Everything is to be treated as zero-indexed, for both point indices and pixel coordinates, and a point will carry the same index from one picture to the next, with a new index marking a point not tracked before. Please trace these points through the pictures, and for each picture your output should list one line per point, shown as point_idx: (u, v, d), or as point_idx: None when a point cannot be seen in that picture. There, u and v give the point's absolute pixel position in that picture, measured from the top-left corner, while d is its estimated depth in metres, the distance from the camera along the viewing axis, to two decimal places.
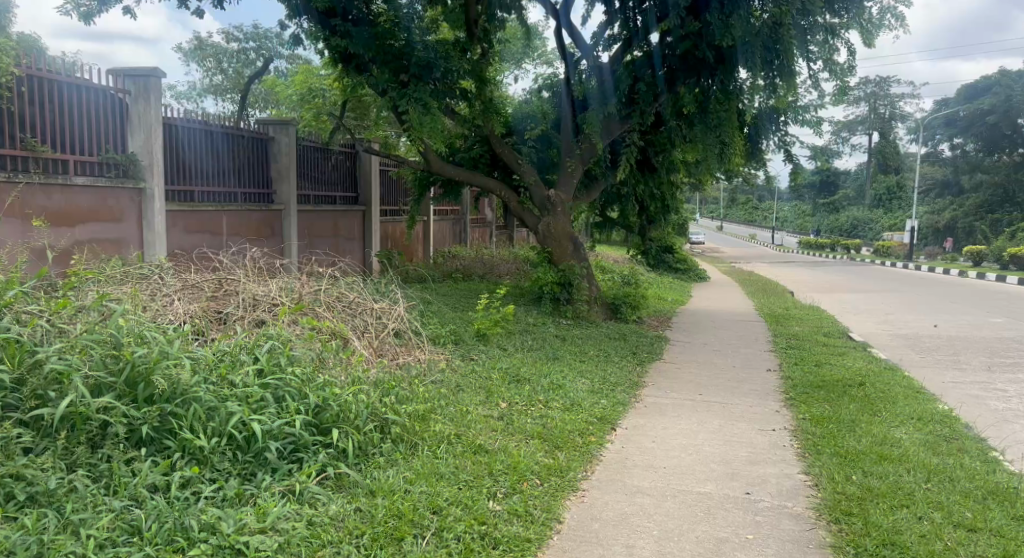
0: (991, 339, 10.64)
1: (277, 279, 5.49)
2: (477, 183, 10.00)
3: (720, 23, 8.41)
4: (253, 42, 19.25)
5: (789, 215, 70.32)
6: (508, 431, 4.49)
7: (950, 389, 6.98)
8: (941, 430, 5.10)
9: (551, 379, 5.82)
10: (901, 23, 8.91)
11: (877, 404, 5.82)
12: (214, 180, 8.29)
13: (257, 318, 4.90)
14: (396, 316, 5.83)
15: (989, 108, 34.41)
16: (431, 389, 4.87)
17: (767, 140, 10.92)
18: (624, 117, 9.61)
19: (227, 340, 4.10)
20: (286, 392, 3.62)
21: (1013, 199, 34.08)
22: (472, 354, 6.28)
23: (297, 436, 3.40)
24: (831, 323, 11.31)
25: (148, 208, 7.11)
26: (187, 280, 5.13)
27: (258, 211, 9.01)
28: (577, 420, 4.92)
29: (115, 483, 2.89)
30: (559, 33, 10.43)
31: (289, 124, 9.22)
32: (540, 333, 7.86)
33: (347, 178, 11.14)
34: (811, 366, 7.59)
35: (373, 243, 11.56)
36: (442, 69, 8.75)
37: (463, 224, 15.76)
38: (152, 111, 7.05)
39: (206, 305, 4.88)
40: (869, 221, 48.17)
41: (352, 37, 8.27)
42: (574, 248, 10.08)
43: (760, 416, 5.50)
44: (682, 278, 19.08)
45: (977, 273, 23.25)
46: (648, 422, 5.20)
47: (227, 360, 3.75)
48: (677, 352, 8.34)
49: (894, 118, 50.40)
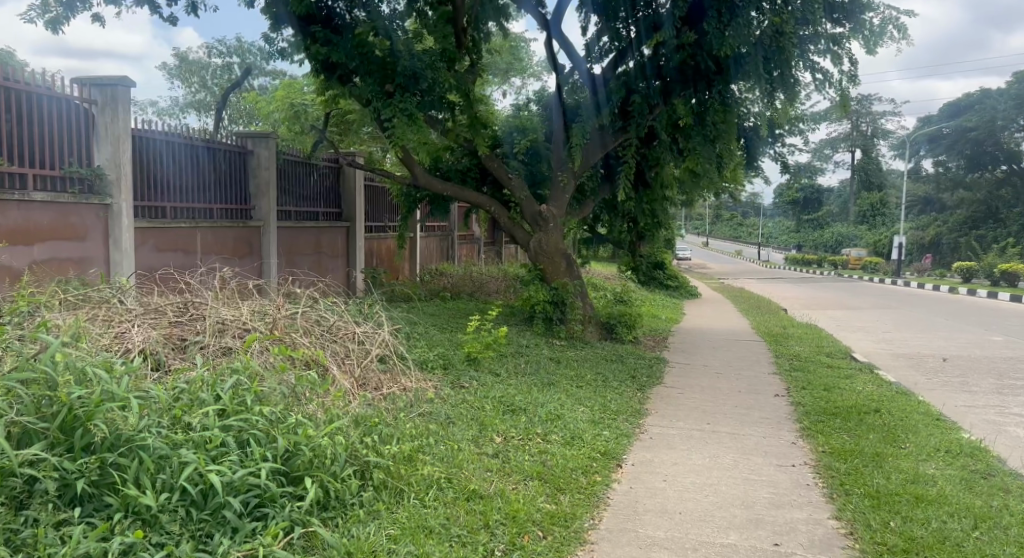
0: (996, 359, 10.30)
1: (249, 302, 5.03)
2: (465, 198, 9.57)
3: (717, 32, 8.08)
4: (233, 57, 18.85)
5: (775, 231, 70.42)
6: (504, 470, 4.04)
7: (966, 415, 6.58)
8: (974, 465, 4.70)
9: (549, 408, 5.36)
10: (904, 35, 8.60)
11: (899, 434, 5.41)
12: (189, 195, 7.80)
13: (223, 346, 4.41)
14: (380, 340, 5.40)
15: (973, 126, 34.51)
16: (419, 424, 4.40)
17: (763, 154, 10.60)
18: (616, 128, 9.32)
19: (187, 374, 3.61)
20: (252, 435, 3.12)
21: (996, 216, 34.00)
22: (462, 381, 5.82)
23: (262, 488, 2.92)
24: (831, 343, 10.95)
25: (115, 225, 6.63)
26: (149, 304, 4.67)
27: (235, 228, 8.52)
28: (579, 456, 4.47)
29: (38, 554, 2.41)
30: (549, 44, 10.09)
31: (270, 137, 8.77)
32: (535, 356, 7.42)
33: (330, 193, 10.69)
34: (821, 390, 7.19)
35: (357, 261, 11.10)
36: (430, 80, 8.23)
37: (450, 241, 15.34)
38: (121, 122, 6.57)
39: (168, 332, 4.40)
40: (855, 237, 48.19)
41: (334, 45, 7.93)
42: (567, 265, 9.66)
43: (776, 449, 5.07)
44: (673, 296, 18.72)
45: (968, 289, 22.97)
46: (656, 457, 4.76)
47: (186, 398, 3.26)
48: (677, 375, 7.93)
49: (877, 135, 50.50)
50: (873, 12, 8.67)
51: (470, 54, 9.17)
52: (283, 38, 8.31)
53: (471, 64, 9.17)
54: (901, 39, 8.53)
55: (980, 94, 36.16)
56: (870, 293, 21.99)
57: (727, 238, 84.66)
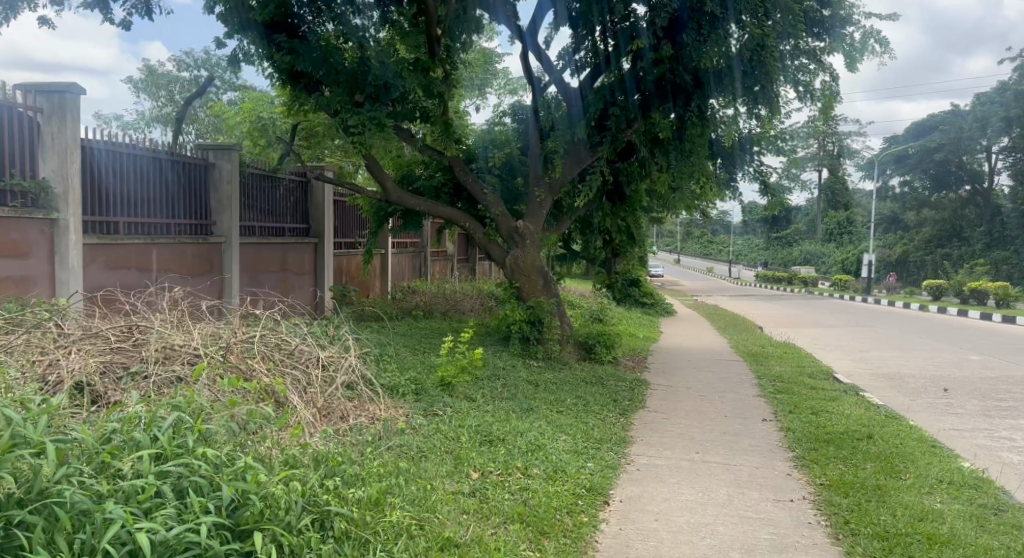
0: (976, 379, 10.14)
1: (202, 325, 4.61)
2: (439, 214, 9.19)
3: (696, 45, 7.85)
4: (200, 71, 18.39)
5: (744, 249, 70.88)
6: (481, 513, 3.66)
7: (957, 440, 6.34)
8: (981, 499, 4.43)
9: (529, 437, 4.98)
10: (886, 49, 8.46)
11: (897, 464, 5.12)
12: (145, 209, 7.33)
13: (170, 376, 3.98)
14: (346, 366, 5.00)
15: (937, 145, 35.04)
16: (388, 461, 4.00)
17: (741, 172, 10.25)
18: (592, 143, 8.92)
19: (121, 410, 3.18)
20: (192, 484, 2.67)
21: (961, 234, 34.60)
22: (435, 408, 5.43)
23: (203, 546, 2.46)
24: (812, 363, 10.73)
25: (61, 242, 6.17)
26: (90, 328, 4.25)
27: (195, 244, 8.04)
28: (563, 493, 4.09)
29: None
30: (525, 56, 9.81)
31: (232, 148, 8.31)
32: (511, 380, 7.04)
33: (297, 208, 10.27)
34: (809, 414, 6.91)
35: (325, 279, 10.67)
36: (401, 90, 7.90)
37: (422, 258, 14.95)
38: (69, 130, 6.16)
39: (108, 360, 3.96)
40: (823, 254, 48.63)
41: (300, 54, 7.53)
42: (544, 283, 9.29)
43: (770, 482, 4.75)
44: (649, 313, 18.51)
45: (939, 308, 23.01)
46: (646, 493, 4.41)
47: (118, 440, 2.81)
48: (660, 398, 7.61)
49: (844, 154, 51.01)
50: (854, 26, 8.53)
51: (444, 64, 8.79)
52: (245, 47, 7.89)
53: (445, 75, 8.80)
54: (883, 53, 8.39)
55: (944, 114, 36.76)
56: (842, 311, 22.01)
57: (697, 256, 85.21)
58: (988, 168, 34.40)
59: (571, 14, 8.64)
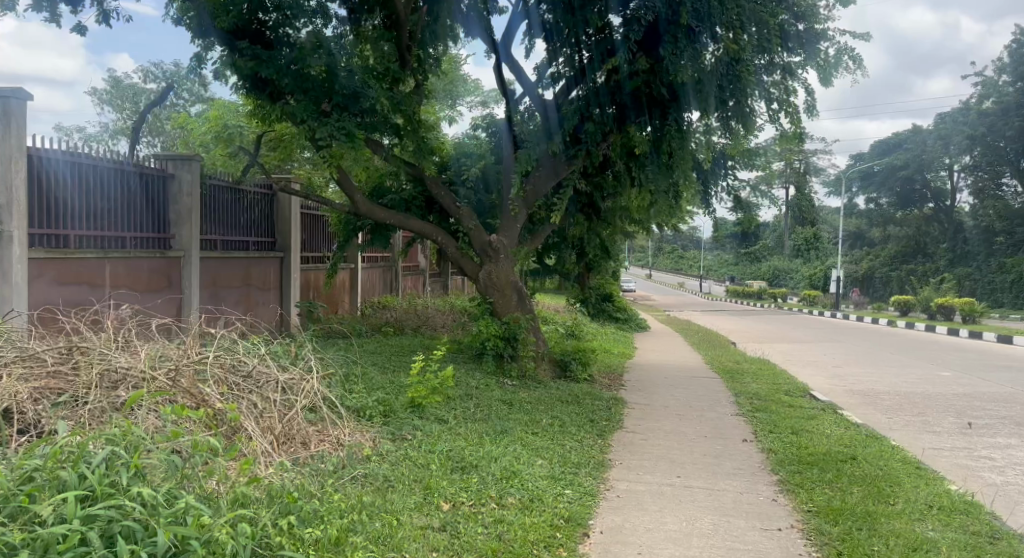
0: (951, 396, 10.08)
1: (150, 345, 4.29)
2: (409, 227, 8.89)
3: (672, 59, 7.65)
4: (166, 82, 17.96)
5: (714, 265, 71.42)
6: (452, 549, 3.39)
7: (939, 460, 6.20)
8: (974, 526, 4.26)
9: (503, 463, 4.68)
10: (860, 65, 8.40)
11: (884, 488, 4.93)
12: (100, 221, 6.94)
13: (111, 403, 3.66)
14: (307, 389, 4.69)
15: (902, 163, 35.39)
16: (352, 494, 3.71)
17: (717, 186, 10.13)
18: (568, 155, 8.69)
19: (49, 443, 2.86)
20: (125, 528, 2.36)
21: (925, 250, 35.14)
22: (403, 432, 5.13)
23: None
24: (787, 380, 10.60)
25: (5, 256, 5.79)
26: (27, 350, 3.94)
27: (152, 258, 7.64)
28: (540, 526, 3.82)
29: None
30: (499, 69, 9.61)
31: (193, 159, 7.95)
32: (484, 399, 6.75)
33: (262, 221, 9.92)
34: (789, 434, 6.73)
35: (291, 295, 10.32)
36: (370, 100, 7.58)
37: (392, 271, 14.61)
38: (13, 136, 5.78)
39: (42, 386, 3.64)
40: (792, 270, 49.16)
41: (264, 60, 7.22)
42: (518, 298, 9.00)
43: (756, 509, 4.53)
44: (623, 328, 18.37)
45: (906, 324, 23.20)
46: (628, 522, 4.16)
47: (39, 481, 2.49)
48: (636, 417, 7.39)
49: (811, 171, 51.62)
50: (829, 42, 8.47)
51: (415, 74, 8.53)
52: (206, 52, 7.55)
53: (416, 85, 8.53)
54: (857, 70, 8.34)
55: (908, 133, 37.39)
56: (814, 326, 22.07)
57: (668, 272, 85.63)
58: (951, 186, 35.04)
59: (546, 26, 8.46)
